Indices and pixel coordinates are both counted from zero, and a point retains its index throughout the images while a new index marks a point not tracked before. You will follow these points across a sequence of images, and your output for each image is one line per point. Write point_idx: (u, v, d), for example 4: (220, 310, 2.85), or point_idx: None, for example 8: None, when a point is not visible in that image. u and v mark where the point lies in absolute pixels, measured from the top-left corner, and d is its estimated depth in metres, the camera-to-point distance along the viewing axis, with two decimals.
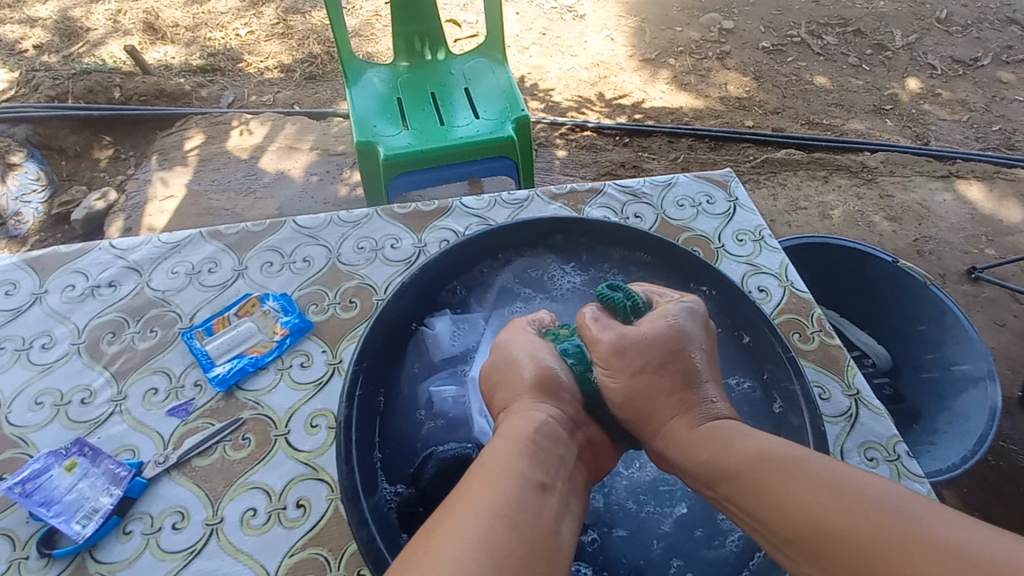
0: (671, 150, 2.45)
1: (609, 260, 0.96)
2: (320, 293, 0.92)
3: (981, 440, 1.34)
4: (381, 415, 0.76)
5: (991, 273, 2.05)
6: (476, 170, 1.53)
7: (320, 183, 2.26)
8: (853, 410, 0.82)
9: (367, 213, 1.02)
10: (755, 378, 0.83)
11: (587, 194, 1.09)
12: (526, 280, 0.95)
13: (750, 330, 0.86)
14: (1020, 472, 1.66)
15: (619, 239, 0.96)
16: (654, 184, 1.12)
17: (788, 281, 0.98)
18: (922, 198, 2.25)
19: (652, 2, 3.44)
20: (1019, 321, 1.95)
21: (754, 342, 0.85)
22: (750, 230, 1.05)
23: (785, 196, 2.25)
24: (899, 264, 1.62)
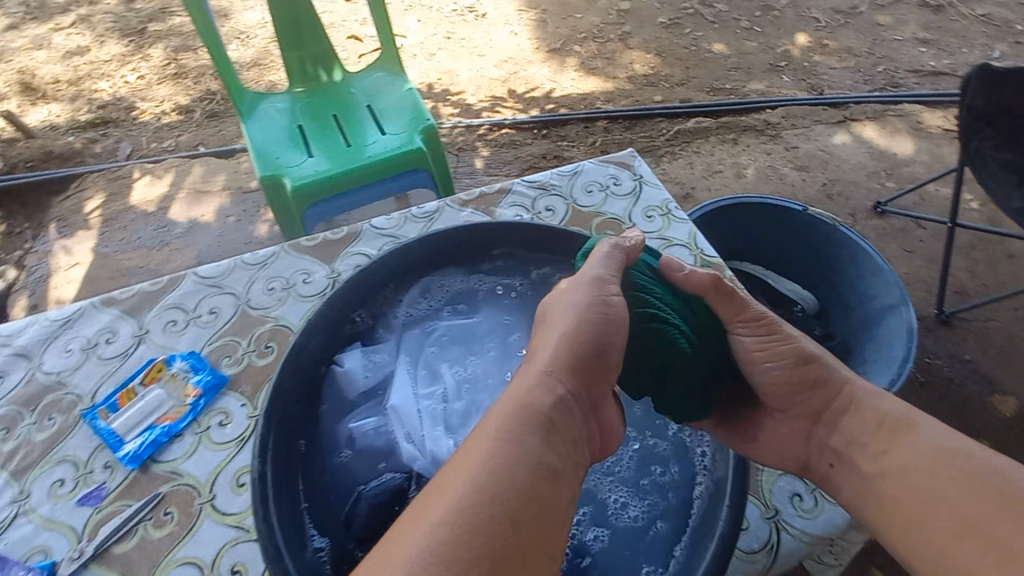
0: (589, 135, 2.50)
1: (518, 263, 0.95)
2: (232, 343, 0.88)
3: (906, 360, 1.43)
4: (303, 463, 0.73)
5: (895, 205, 2.20)
6: (392, 187, 1.50)
7: (239, 224, 2.16)
8: (773, 363, 0.87)
9: (272, 252, 0.98)
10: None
11: (496, 195, 1.08)
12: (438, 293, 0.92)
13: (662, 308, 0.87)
14: (945, 383, 1.81)
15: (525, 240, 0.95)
16: (561, 175, 1.12)
17: (699, 249, 1.00)
18: (824, 144, 2.39)
19: None
20: (926, 245, 2.10)
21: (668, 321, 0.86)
22: (657, 205, 1.07)
23: (701, 163, 2.34)
24: (808, 212, 1.72)
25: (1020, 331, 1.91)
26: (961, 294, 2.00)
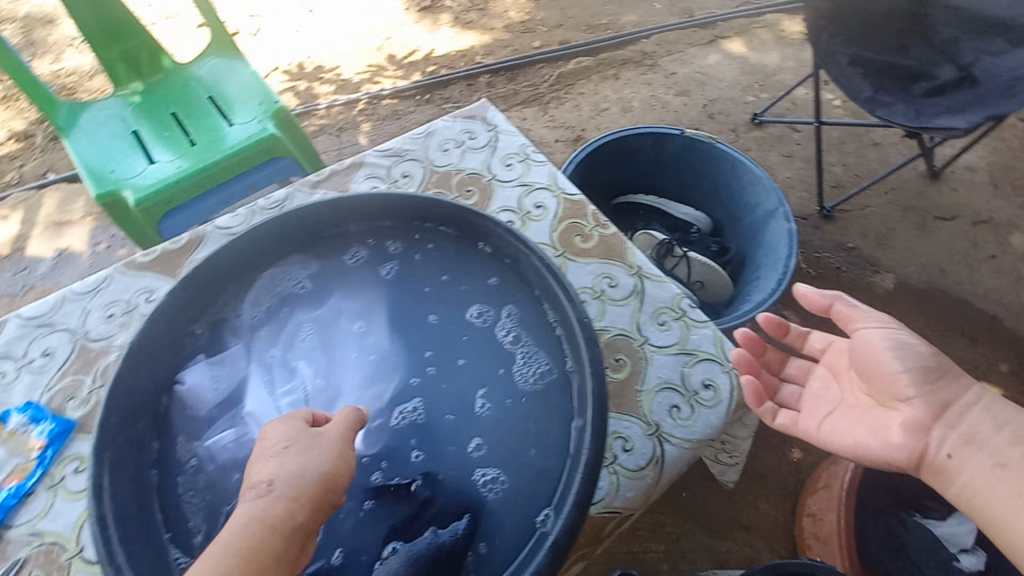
0: (473, 93, 2.42)
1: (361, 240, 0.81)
2: (75, 383, 0.80)
3: (788, 261, 1.54)
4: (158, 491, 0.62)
5: (771, 114, 2.30)
6: (256, 180, 1.39)
7: (111, 251, 1.98)
8: (639, 287, 0.87)
9: (105, 275, 0.89)
10: (538, 313, 0.73)
11: (348, 170, 1.02)
12: (278, 283, 0.77)
13: (518, 262, 0.75)
14: (833, 273, 1.96)
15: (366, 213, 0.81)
16: (414, 137, 1.06)
17: (560, 188, 0.99)
18: (700, 67, 2.44)
19: None
20: (802, 148, 2.21)
21: (525, 278, 0.75)
22: (516, 152, 1.04)
23: (587, 103, 2.34)
24: (687, 134, 1.76)
25: (890, 212, 2.08)
26: (837, 188, 2.14)
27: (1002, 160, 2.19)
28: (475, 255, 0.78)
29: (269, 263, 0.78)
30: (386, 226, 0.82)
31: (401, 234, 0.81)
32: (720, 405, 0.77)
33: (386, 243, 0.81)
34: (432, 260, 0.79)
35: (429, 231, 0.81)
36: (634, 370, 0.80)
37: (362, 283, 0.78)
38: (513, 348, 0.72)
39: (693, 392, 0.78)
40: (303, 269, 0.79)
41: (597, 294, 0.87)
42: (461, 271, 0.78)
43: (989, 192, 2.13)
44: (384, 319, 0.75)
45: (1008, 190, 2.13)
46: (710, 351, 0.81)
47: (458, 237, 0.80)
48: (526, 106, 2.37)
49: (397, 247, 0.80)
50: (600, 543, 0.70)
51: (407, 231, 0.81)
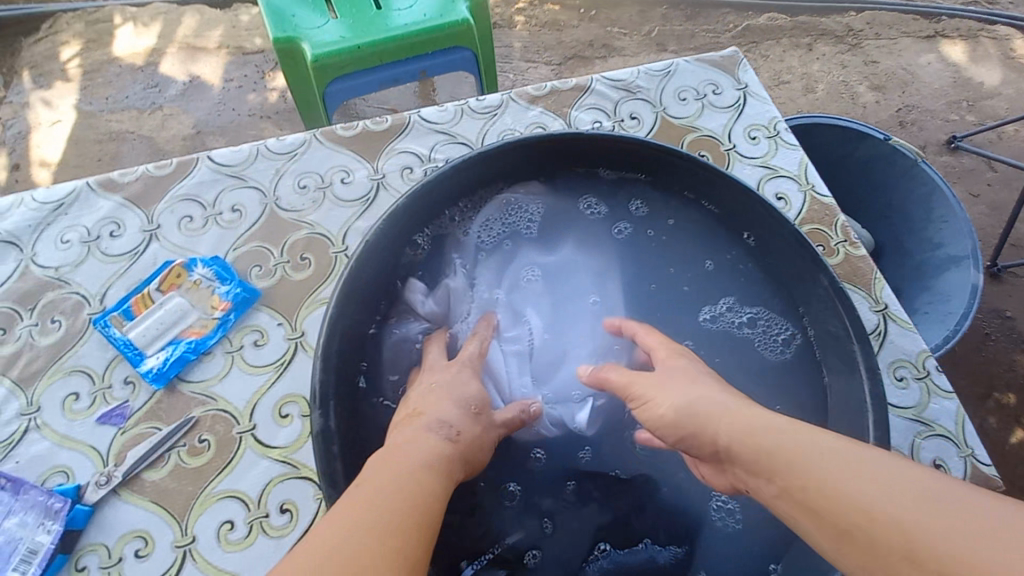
0: (644, 23, 2.15)
1: (604, 190, 0.70)
2: (262, 251, 0.74)
3: (962, 320, 1.34)
4: (369, 407, 0.56)
5: (969, 142, 1.99)
6: (429, 67, 1.26)
7: (240, 92, 1.90)
8: (882, 327, 0.75)
9: (302, 140, 0.82)
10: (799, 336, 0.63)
11: (571, 93, 0.89)
12: (511, 216, 0.69)
13: (791, 271, 0.63)
14: (980, 337, 1.77)
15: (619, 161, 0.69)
16: (650, 74, 0.91)
17: (809, 183, 0.84)
18: (906, 63, 2.11)
19: None
20: (993, 191, 1.94)
21: (792, 293, 0.64)
22: (764, 124, 0.88)
23: (767, 70, 2.06)
24: (891, 141, 1.53)
25: None
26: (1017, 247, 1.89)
27: None
28: (733, 247, 0.67)
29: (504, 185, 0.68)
30: (634, 181, 0.70)
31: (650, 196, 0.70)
32: None
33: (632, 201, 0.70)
34: (679, 237, 0.69)
35: (682, 201, 0.69)
36: None
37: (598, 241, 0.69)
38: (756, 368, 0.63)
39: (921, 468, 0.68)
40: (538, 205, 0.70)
41: None
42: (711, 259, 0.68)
43: None
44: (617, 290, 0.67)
45: None
46: (949, 429, 0.70)
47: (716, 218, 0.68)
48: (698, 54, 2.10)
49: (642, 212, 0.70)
50: None
51: (657, 193, 0.70)
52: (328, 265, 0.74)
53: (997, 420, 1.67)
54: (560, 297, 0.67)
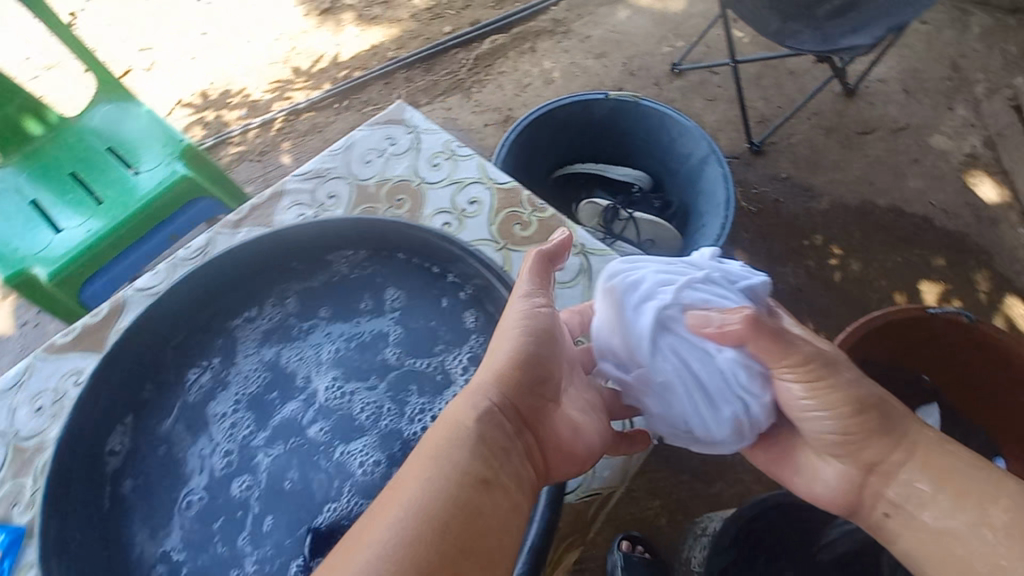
0: (391, 91, 2.35)
1: (279, 293, 0.86)
2: (15, 488, 0.74)
3: (728, 205, 1.58)
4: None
5: (688, 61, 2.32)
6: (176, 229, 1.32)
7: (39, 328, 1.86)
8: (584, 264, 0.87)
9: (24, 366, 0.82)
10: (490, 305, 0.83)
11: (269, 202, 0.97)
12: (216, 345, 0.81)
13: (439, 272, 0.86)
14: (774, 204, 2.03)
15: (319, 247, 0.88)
16: (333, 154, 1.02)
17: (491, 179, 0.97)
18: (613, 25, 2.43)
19: None
20: (724, 89, 2.25)
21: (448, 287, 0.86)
22: (440, 149, 1.01)
23: (509, 82, 2.31)
24: (610, 97, 1.77)
25: (816, 137, 2.15)
26: (763, 122, 2.19)
27: (907, 66, 2.29)
28: (395, 284, 0.87)
29: (199, 337, 0.82)
30: (306, 277, 0.89)
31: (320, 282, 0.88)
32: None
33: (303, 293, 0.87)
34: (361, 293, 0.87)
35: (351, 266, 0.90)
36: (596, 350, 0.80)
37: (329, 313, 0.85)
38: (437, 348, 0.82)
39: None
40: (256, 318, 0.84)
41: None
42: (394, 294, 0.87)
43: (901, 98, 2.22)
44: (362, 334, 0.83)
45: (918, 94, 2.23)
46: None
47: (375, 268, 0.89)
48: (448, 94, 2.32)
49: (311, 296, 0.87)
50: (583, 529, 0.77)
51: (323, 272, 0.89)
52: None
53: (814, 260, 1.92)
54: (290, 374, 0.80)
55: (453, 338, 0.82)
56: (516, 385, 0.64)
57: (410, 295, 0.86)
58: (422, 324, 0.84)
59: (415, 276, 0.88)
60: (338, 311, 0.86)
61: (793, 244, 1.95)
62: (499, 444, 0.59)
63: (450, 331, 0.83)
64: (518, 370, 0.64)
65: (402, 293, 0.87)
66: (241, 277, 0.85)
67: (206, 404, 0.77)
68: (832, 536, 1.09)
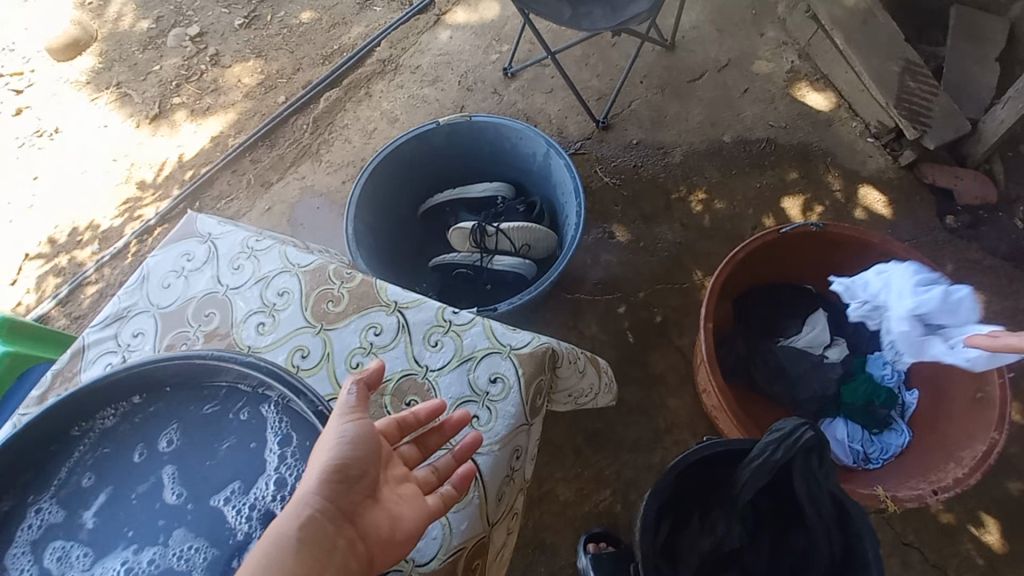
0: (243, 177, 2.30)
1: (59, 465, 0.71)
2: None
3: (578, 191, 1.64)
4: None
5: (518, 62, 2.37)
6: None
7: None
8: (401, 319, 0.87)
9: None
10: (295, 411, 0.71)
11: (74, 360, 0.92)
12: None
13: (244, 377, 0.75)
14: (634, 170, 2.10)
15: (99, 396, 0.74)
16: (130, 290, 0.98)
17: (295, 264, 0.97)
18: (438, 48, 2.46)
19: (105, 41, 2.87)
20: (558, 77, 2.31)
21: (257, 389, 0.75)
22: (240, 250, 0.99)
23: (355, 133, 2.31)
24: (441, 124, 1.79)
25: (653, 96, 2.24)
26: (603, 97, 2.27)
27: (714, 7, 2.43)
28: (199, 408, 0.75)
29: None
30: (91, 434, 0.74)
31: (109, 435, 0.73)
32: (513, 391, 0.79)
33: (89, 456, 0.72)
34: (162, 431, 0.74)
35: (146, 404, 0.76)
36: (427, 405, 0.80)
37: (117, 473, 0.71)
38: (257, 463, 0.71)
39: (484, 393, 0.79)
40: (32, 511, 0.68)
41: (367, 348, 0.86)
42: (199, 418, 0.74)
43: (717, 37, 2.35)
44: (158, 488, 0.69)
45: (731, 29, 2.37)
46: (487, 346, 0.83)
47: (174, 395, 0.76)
48: (299, 163, 2.29)
49: (100, 455, 0.72)
50: None
51: (112, 422, 0.74)
52: None
53: (684, 211, 1.99)
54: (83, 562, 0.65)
55: (269, 445, 0.71)
56: (339, 485, 0.56)
57: (218, 412, 0.74)
58: (237, 440, 0.72)
59: (223, 393, 0.76)
60: (136, 461, 0.72)
61: (662, 202, 2.02)
62: (317, 553, 0.52)
63: (264, 438, 0.72)
64: (340, 474, 0.56)
65: (209, 414, 0.75)
66: (7, 464, 0.69)
67: None
68: (743, 477, 1.11)
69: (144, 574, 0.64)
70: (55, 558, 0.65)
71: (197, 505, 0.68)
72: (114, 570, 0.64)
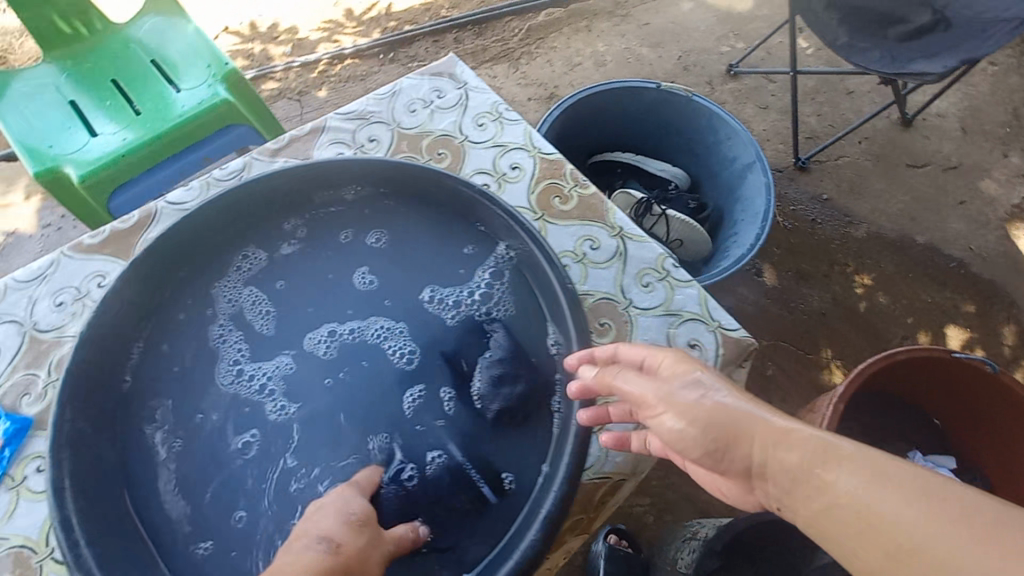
0: (439, 51, 2.29)
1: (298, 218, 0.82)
2: (28, 378, 0.75)
3: (767, 215, 1.53)
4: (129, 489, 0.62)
5: (745, 65, 2.24)
6: (210, 151, 1.29)
7: (61, 233, 1.89)
8: (621, 248, 0.85)
9: (50, 260, 0.82)
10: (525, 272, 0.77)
11: (308, 137, 0.95)
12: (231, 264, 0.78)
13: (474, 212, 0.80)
14: (810, 224, 1.98)
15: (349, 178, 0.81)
16: (378, 98, 0.99)
17: (536, 148, 0.94)
18: (673, 16, 2.35)
19: None
20: (778, 99, 2.18)
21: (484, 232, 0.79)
22: (487, 110, 0.98)
23: (559, 58, 2.26)
24: (663, 87, 1.72)
25: (864, 162, 2.09)
26: (813, 138, 2.13)
27: (970, 105, 2.21)
28: (422, 217, 0.82)
29: (212, 259, 0.77)
30: (329, 205, 0.83)
31: (343, 212, 0.83)
32: (708, 364, 0.77)
33: (323, 220, 0.82)
34: (383, 228, 0.82)
35: (376, 197, 0.83)
36: (620, 335, 0.78)
37: (327, 249, 0.80)
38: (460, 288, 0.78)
39: (680, 353, 0.78)
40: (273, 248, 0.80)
41: (579, 257, 0.84)
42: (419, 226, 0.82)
43: (958, 137, 2.14)
44: (357, 272, 0.79)
45: (976, 135, 2.16)
46: (696, 312, 0.81)
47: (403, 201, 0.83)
48: (495, 62, 2.27)
49: (333, 223, 0.82)
50: (591, 511, 0.72)
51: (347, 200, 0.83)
52: None
53: (841, 286, 1.88)
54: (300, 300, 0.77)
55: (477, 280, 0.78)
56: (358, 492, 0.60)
57: (440, 231, 0.81)
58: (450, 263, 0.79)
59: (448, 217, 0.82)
60: (361, 239, 0.81)
61: (822, 267, 1.91)
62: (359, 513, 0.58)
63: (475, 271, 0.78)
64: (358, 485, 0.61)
65: (431, 227, 0.81)
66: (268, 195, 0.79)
67: (211, 325, 0.74)
68: (826, 560, 1.07)
69: (345, 335, 0.75)
70: (255, 301, 0.76)
71: (397, 298, 0.77)
72: (319, 333, 0.75)
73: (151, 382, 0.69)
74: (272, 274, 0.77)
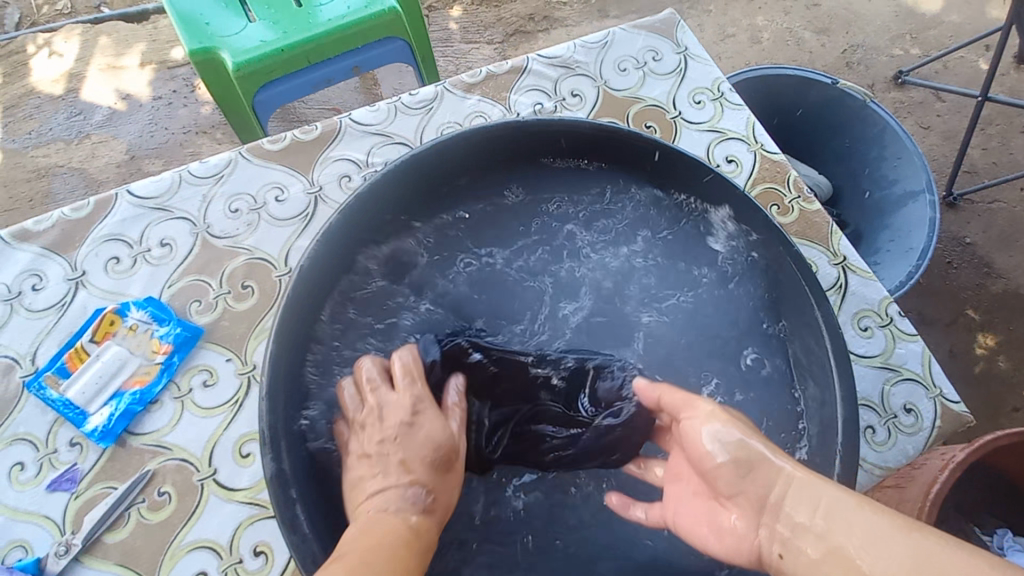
0: None
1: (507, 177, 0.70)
2: (201, 284, 0.70)
3: (924, 255, 1.36)
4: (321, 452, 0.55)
5: (916, 74, 2.00)
6: (362, 62, 1.19)
7: (171, 109, 1.84)
8: (843, 280, 0.75)
9: (228, 160, 0.76)
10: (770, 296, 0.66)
11: (508, 77, 0.85)
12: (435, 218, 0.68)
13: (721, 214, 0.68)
14: (944, 267, 1.82)
15: (569, 145, 0.70)
16: (587, 47, 0.88)
17: (758, 143, 0.83)
18: (848, 2, 2.09)
19: None
20: (943, 120, 1.95)
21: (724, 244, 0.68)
22: (708, 86, 0.86)
23: (712, 25, 2.04)
24: (839, 85, 1.54)
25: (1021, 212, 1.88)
26: (971, 173, 1.92)
27: None
28: (650, 204, 0.70)
29: (413, 210, 0.67)
30: (542, 170, 0.71)
31: (556, 181, 0.71)
32: (920, 434, 0.69)
33: (535, 185, 0.71)
34: (599, 211, 0.70)
35: (596, 170, 0.71)
36: None
37: (532, 226, 0.69)
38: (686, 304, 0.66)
39: (891, 414, 0.69)
40: (473, 208, 0.69)
41: None
42: (640, 215, 0.70)
43: None
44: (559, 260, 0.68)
45: None
46: (916, 372, 0.71)
47: (629, 181, 0.71)
48: None
49: (546, 192, 0.71)
50: None
51: (563, 168, 0.71)
52: (273, 291, 0.71)
53: (962, 343, 1.73)
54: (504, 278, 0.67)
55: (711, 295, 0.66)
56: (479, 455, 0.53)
57: (668, 226, 0.69)
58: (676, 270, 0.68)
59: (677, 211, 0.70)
60: (572, 216, 0.70)
61: (946, 317, 1.76)
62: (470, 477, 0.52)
63: (704, 282, 0.67)
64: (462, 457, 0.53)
65: (661, 218, 0.70)
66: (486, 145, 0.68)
67: (409, 292, 0.64)
68: None
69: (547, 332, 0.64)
70: (451, 275, 0.66)
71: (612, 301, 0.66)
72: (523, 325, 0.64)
73: (344, 341, 0.61)
74: (480, 241, 0.68)
